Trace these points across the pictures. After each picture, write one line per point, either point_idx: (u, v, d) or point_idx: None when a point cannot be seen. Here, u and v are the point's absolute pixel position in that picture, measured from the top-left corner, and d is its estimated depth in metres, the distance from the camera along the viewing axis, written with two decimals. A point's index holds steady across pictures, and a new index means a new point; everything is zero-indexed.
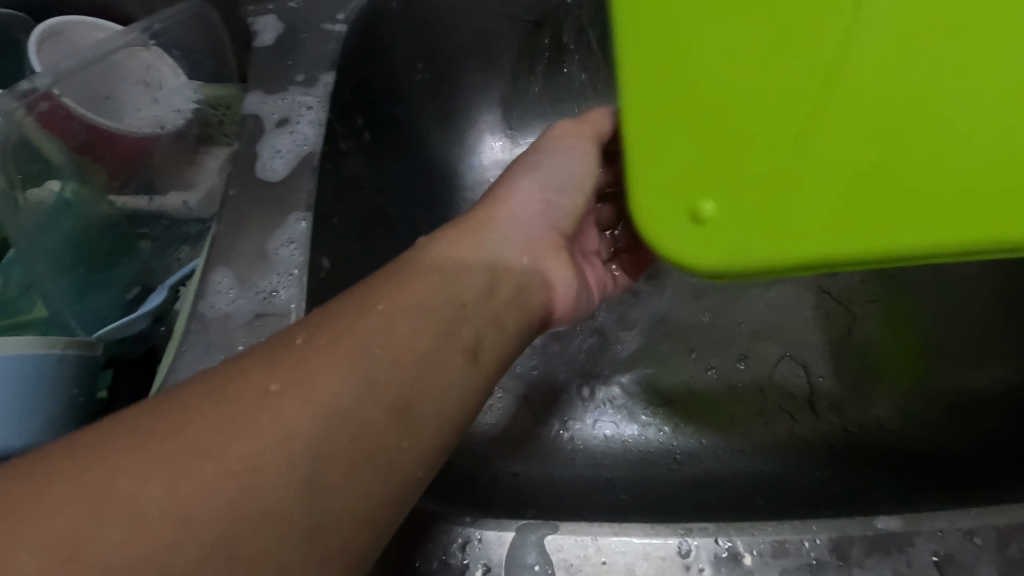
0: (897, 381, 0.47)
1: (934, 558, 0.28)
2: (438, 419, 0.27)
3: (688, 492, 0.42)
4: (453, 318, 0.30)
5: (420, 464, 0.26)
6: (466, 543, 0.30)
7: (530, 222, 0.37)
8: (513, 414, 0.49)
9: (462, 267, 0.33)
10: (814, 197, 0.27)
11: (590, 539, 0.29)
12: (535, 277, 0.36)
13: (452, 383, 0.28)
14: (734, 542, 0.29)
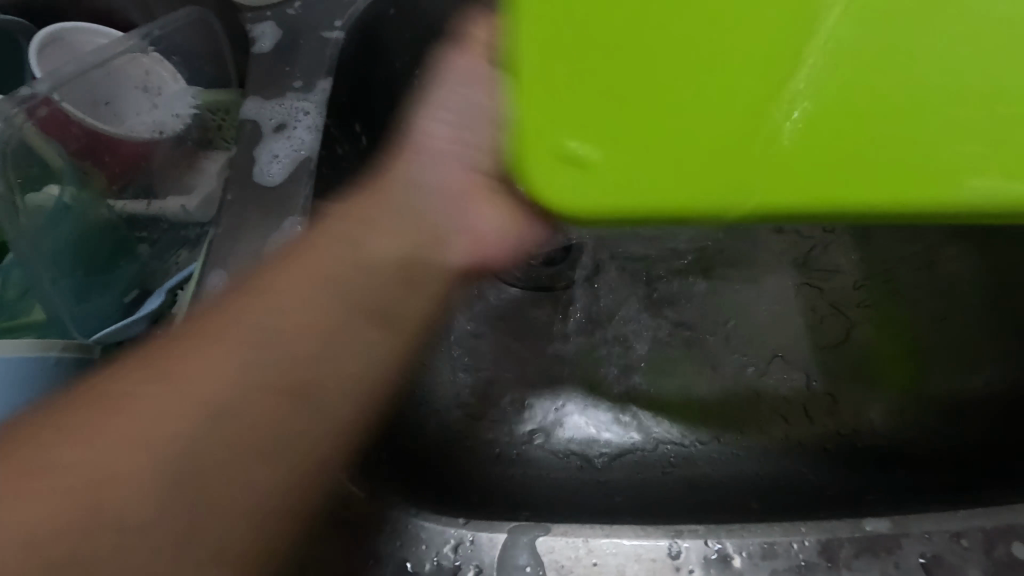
0: (895, 386, 0.47)
1: (921, 560, 0.28)
2: (348, 400, 0.28)
3: (680, 495, 0.43)
4: (370, 297, 0.29)
5: (320, 451, 0.27)
6: (458, 545, 0.31)
7: (451, 171, 0.33)
8: (509, 416, 0.49)
9: (375, 228, 0.31)
10: (694, 143, 0.25)
11: (581, 541, 0.30)
12: (475, 233, 0.32)
13: (361, 355, 0.28)
14: (724, 544, 0.29)
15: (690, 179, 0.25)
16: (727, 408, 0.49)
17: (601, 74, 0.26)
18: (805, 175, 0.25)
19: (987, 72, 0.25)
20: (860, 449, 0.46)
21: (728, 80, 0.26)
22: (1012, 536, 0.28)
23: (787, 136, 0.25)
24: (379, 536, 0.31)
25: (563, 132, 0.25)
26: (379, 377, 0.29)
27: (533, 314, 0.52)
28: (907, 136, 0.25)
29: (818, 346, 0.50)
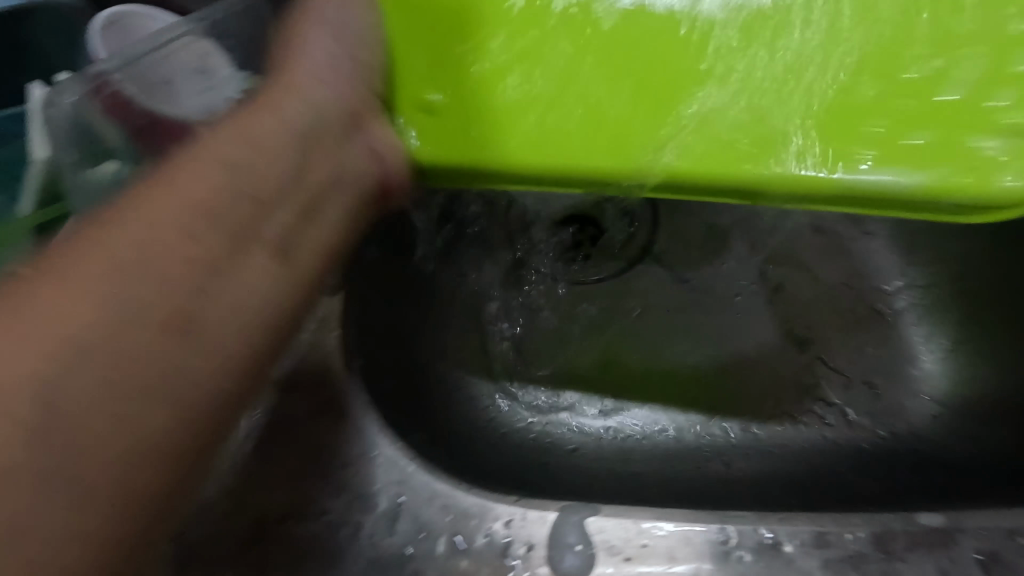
0: (939, 384, 0.50)
1: (977, 556, 0.28)
2: (239, 331, 0.23)
3: (714, 486, 0.44)
4: (249, 221, 0.24)
5: (214, 393, 0.21)
6: (509, 521, 0.31)
7: (336, 86, 0.30)
8: (546, 403, 0.50)
9: (261, 140, 0.26)
10: (533, 112, 0.30)
11: (631, 522, 0.30)
12: (318, 160, 0.28)
13: (258, 280, 0.24)
14: (776, 532, 0.29)
15: (528, 133, 0.30)
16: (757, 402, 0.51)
17: (475, 41, 0.31)
18: (637, 137, 0.29)
19: (888, 94, 0.29)
20: (899, 447, 0.47)
21: (569, 68, 0.31)
22: None
23: (614, 101, 0.30)
24: (429, 509, 0.32)
25: (433, 91, 0.31)
26: (267, 305, 0.24)
27: (577, 310, 0.53)
28: (712, 128, 0.29)
29: (847, 346, 0.52)
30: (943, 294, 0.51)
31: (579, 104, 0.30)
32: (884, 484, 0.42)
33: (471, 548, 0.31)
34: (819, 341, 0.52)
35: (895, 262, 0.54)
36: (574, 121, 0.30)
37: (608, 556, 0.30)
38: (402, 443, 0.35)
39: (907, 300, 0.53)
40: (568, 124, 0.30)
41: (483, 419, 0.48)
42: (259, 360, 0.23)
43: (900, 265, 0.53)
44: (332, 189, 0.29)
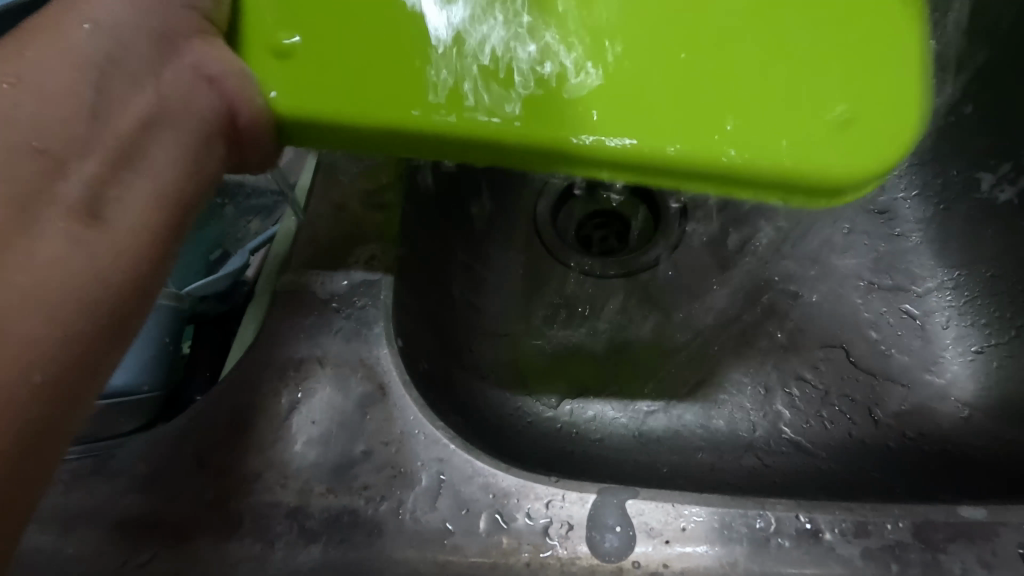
0: (973, 388, 0.49)
1: (1020, 549, 0.28)
2: (42, 303, 0.21)
3: (742, 481, 0.44)
4: (40, 182, 0.24)
5: (24, 387, 0.20)
6: (550, 502, 0.31)
7: (120, 26, 0.29)
8: (573, 394, 0.50)
9: (42, 100, 0.25)
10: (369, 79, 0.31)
11: (671, 506, 0.30)
12: (127, 101, 0.28)
13: (55, 238, 0.23)
14: (815, 520, 0.29)
15: (358, 85, 0.31)
16: (785, 396, 0.51)
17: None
18: (497, 108, 0.31)
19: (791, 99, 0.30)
20: (931, 450, 0.47)
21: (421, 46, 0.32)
22: None
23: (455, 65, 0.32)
24: (470, 486, 0.32)
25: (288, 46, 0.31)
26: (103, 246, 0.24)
27: (606, 301, 0.54)
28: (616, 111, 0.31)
29: (874, 348, 0.52)
30: (976, 294, 0.51)
31: (417, 61, 0.32)
32: (917, 487, 0.42)
33: (513, 526, 0.31)
34: (848, 340, 0.52)
35: (927, 262, 0.54)
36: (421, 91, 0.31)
37: (648, 538, 0.30)
38: (440, 421, 0.35)
39: (939, 299, 0.53)
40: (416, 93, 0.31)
41: (510, 407, 0.49)
42: (127, 301, 0.24)
43: (930, 265, 0.54)
44: (155, 124, 0.29)
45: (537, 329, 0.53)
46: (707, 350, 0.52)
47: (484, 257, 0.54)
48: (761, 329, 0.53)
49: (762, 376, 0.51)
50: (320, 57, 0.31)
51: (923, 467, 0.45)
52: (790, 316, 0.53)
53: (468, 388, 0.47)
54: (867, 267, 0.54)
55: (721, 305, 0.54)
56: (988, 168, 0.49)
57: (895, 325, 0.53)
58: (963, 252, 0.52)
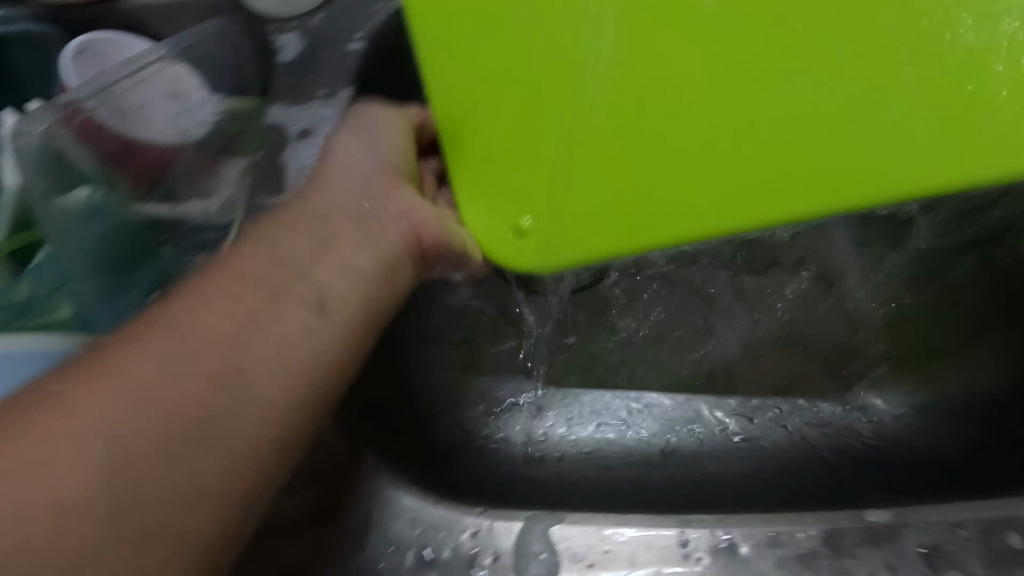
0: (913, 386, 0.51)
1: (922, 549, 0.29)
2: (285, 384, 0.29)
3: (682, 490, 0.46)
4: (291, 283, 0.32)
5: (261, 442, 0.27)
6: (476, 532, 0.32)
7: (356, 175, 0.37)
8: (516, 413, 0.52)
9: (295, 233, 0.34)
10: (602, 203, 0.34)
11: (593, 529, 0.31)
12: (346, 230, 0.35)
13: (294, 330, 0.30)
14: (732, 534, 0.30)
15: (609, 216, 0.34)
16: (729, 403, 0.52)
17: (511, 138, 0.36)
18: (748, 184, 0.31)
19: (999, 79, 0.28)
20: (864, 447, 0.49)
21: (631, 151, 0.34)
22: (1009, 527, 0.29)
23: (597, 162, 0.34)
24: (400, 523, 0.33)
25: (515, 211, 0.36)
26: (316, 355, 0.30)
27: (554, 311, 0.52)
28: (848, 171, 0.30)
29: None
30: (945, 277, 0.48)
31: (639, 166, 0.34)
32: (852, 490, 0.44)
33: (440, 559, 0.32)
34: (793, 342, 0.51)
35: None
36: (659, 198, 0.33)
37: (571, 563, 0.31)
38: (369, 455, 0.35)
39: (896, 288, 0.50)
40: (658, 200, 0.33)
41: (462, 432, 0.50)
42: (323, 390, 0.30)
43: None
44: (362, 249, 0.35)
45: (480, 353, 0.51)
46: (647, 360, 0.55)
47: None
48: (708, 338, 0.51)
49: (708, 387, 0.52)
50: (551, 196, 0.35)
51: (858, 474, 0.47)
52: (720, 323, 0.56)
53: (420, 417, 0.48)
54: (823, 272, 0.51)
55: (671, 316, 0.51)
56: None
57: (851, 325, 0.51)
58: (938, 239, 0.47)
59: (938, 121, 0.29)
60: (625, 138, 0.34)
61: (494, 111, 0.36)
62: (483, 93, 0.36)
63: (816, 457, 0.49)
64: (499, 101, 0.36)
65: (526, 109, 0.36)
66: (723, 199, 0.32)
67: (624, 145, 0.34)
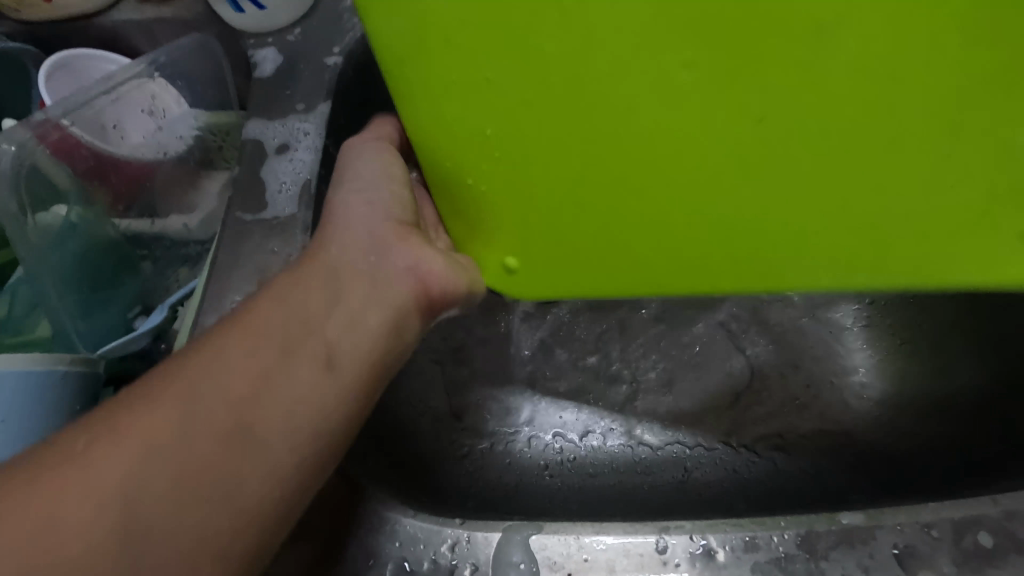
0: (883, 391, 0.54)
1: (894, 550, 0.29)
2: (290, 443, 0.31)
3: (655, 497, 0.50)
4: (299, 341, 0.33)
5: (262, 501, 0.29)
6: (455, 544, 0.32)
7: (366, 225, 0.39)
8: (505, 424, 0.56)
9: (311, 286, 0.36)
10: (588, 259, 0.37)
11: (572, 538, 0.31)
12: (355, 284, 0.36)
13: (302, 392, 0.32)
14: (708, 539, 0.31)
15: (594, 269, 0.37)
16: (703, 413, 0.56)
17: (492, 192, 0.36)
18: (729, 257, 0.34)
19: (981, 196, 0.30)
20: (834, 445, 0.53)
21: (620, 219, 0.35)
22: (979, 526, 0.29)
23: (585, 227, 0.36)
24: (378, 535, 0.32)
25: (499, 254, 0.39)
26: (327, 420, 0.32)
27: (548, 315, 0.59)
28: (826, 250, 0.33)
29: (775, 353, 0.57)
30: (899, 298, 0.55)
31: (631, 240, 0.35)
32: (808, 492, 0.48)
33: (419, 571, 0.31)
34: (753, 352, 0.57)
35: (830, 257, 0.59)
36: (646, 263, 0.36)
37: (550, 573, 0.31)
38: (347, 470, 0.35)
39: (850, 307, 0.57)
40: (645, 266, 0.36)
41: (456, 443, 0.54)
42: (329, 449, 0.32)
43: None
44: (372, 304, 0.36)
45: (478, 373, 0.57)
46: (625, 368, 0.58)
47: None
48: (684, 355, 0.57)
49: (682, 397, 0.56)
50: (535, 249, 0.37)
51: (830, 479, 0.49)
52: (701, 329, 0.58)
53: (413, 430, 0.52)
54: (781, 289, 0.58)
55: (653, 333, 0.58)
56: None
57: (811, 341, 0.57)
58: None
59: (914, 218, 0.31)
60: (613, 204, 0.34)
61: (472, 165, 0.35)
62: (460, 146, 0.35)
63: (785, 459, 0.52)
64: (478, 153, 0.35)
65: (507, 167, 0.35)
66: (706, 267, 0.35)
67: (613, 213, 0.35)
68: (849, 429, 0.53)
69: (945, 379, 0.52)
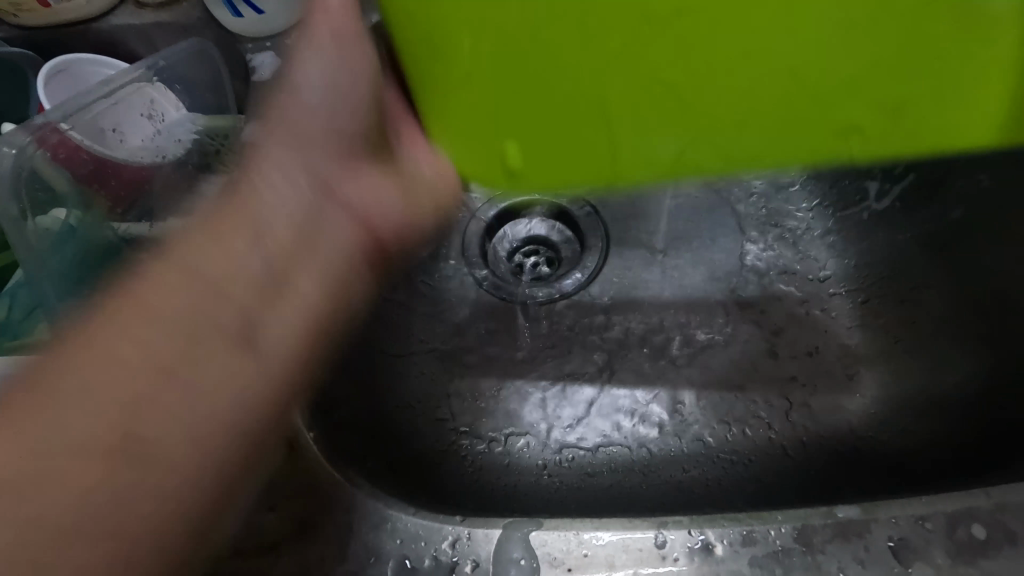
0: (880, 390, 0.54)
1: (890, 543, 0.30)
2: (216, 424, 0.31)
3: (653, 497, 0.51)
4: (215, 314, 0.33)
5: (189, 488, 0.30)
6: (456, 541, 0.32)
7: (297, 178, 0.38)
8: (505, 424, 0.56)
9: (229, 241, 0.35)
10: (594, 143, 0.32)
11: (572, 534, 0.31)
12: (279, 246, 0.36)
13: (223, 368, 0.32)
14: (706, 534, 0.31)
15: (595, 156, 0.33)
16: (699, 411, 0.56)
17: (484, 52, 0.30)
18: (732, 122, 0.31)
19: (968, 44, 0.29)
20: (831, 445, 0.53)
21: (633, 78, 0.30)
22: (972, 518, 0.30)
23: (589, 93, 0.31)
24: (379, 533, 0.33)
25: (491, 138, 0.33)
26: (251, 404, 0.32)
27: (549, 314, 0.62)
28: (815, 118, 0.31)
29: (767, 354, 0.58)
30: (890, 300, 0.56)
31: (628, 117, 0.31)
32: (803, 493, 0.49)
33: (420, 569, 0.31)
34: (748, 354, 0.58)
35: (823, 256, 0.61)
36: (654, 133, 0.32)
37: (550, 568, 0.31)
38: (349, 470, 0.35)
39: (849, 308, 0.59)
40: (653, 138, 0.32)
41: (454, 446, 0.54)
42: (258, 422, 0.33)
43: (826, 259, 0.61)
44: (307, 276, 0.37)
45: (476, 375, 0.59)
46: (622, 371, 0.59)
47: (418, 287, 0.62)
48: (680, 357, 0.59)
49: (678, 397, 0.57)
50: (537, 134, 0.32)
51: (827, 477, 0.50)
52: (694, 332, 0.60)
53: (413, 431, 0.54)
54: (775, 292, 0.61)
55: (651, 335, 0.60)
56: (874, 177, 0.58)
57: (804, 340, 0.58)
58: (888, 268, 0.57)
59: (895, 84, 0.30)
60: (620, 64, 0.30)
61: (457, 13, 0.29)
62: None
63: (783, 458, 0.53)
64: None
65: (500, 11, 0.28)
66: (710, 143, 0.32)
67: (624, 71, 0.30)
68: (846, 428, 0.54)
69: (939, 377, 0.52)
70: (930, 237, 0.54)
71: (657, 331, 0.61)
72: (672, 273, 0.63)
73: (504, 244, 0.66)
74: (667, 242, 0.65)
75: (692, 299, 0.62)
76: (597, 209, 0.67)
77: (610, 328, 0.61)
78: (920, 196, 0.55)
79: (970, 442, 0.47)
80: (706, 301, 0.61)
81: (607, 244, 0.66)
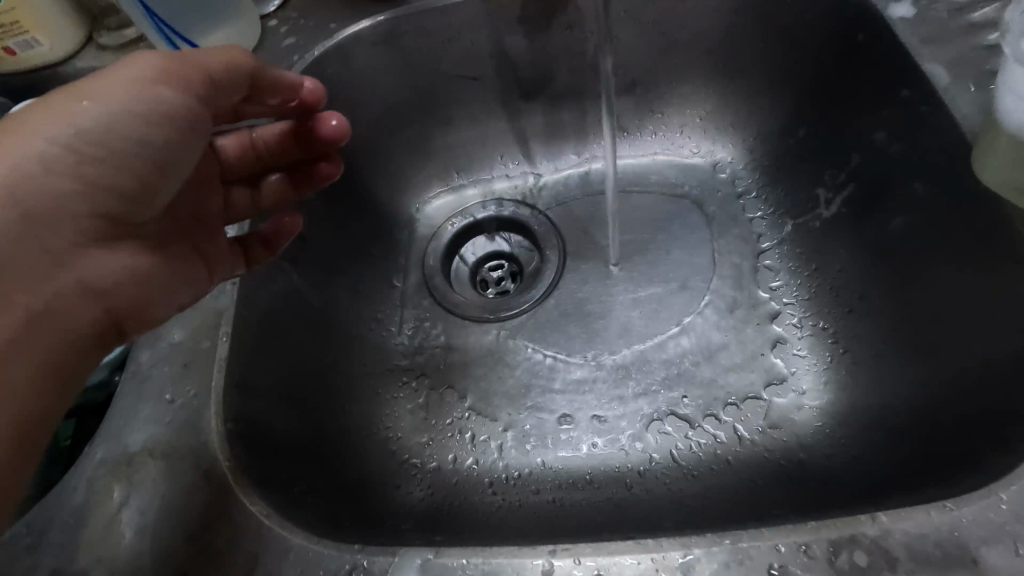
0: (830, 403, 0.53)
1: (771, 569, 0.30)
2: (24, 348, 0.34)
3: (593, 513, 0.51)
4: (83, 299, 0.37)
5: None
6: (353, 570, 0.33)
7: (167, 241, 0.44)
8: (453, 443, 0.57)
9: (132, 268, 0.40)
10: None
11: (463, 563, 0.33)
12: (163, 297, 0.42)
13: (34, 315, 0.35)
14: (591, 563, 0.32)
15: None
16: (647, 427, 0.56)
17: None
18: None
19: None
20: (777, 462, 0.52)
21: None
22: (855, 545, 0.30)
23: None
24: (282, 562, 0.34)
25: None
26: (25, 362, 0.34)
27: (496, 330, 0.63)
28: None
29: (713, 363, 0.58)
30: (840, 309, 0.56)
31: None
32: (744, 508, 0.48)
33: None
34: (700, 364, 0.58)
35: (775, 265, 0.61)
36: None
37: None
38: (262, 500, 0.37)
39: (801, 317, 0.58)
40: None
41: (401, 467, 0.56)
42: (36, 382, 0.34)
43: (778, 268, 0.60)
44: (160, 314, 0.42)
45: (427, 394, 0.60)
46: (571, 383, 0.59)
47: (371, 307, 0.64)
48: (632, 370, 0.59)
49: (628, 411, 0.57)
50: None
51: (765, 491, 0.50)
52: (645, 342, 0.60)
53: (362, 454, 0.54)
54: (729, 305, 0.60)
55: (604, 348, 0.61)
56: (823, 186, 0.59)
57: (758, 351, 0.58)
58: (839, 276, 0.56)
59: None
60: None
61: None
62: None
63: (728, 474, 0.53)
64: None
65: None
66: None
67: None
68: (792, 442, 0.53)
69: (880, 388, 0.51)
70: (877, 247, 0.53)
71: (609, 343, 0.61)
72: (628, 285, 0.63)
73: (457, 271, 0.69)
74: (621, 251, 0.65)
75: (646, 312, 0.61)
76: (557, 225, 0.68)
77: (564, 343, 0.61)
78: (858, 206, 0.56)
79: (903, 454, 0.45)
80: (661, 313, 0.61)
81: (563, 258, 0.66)
